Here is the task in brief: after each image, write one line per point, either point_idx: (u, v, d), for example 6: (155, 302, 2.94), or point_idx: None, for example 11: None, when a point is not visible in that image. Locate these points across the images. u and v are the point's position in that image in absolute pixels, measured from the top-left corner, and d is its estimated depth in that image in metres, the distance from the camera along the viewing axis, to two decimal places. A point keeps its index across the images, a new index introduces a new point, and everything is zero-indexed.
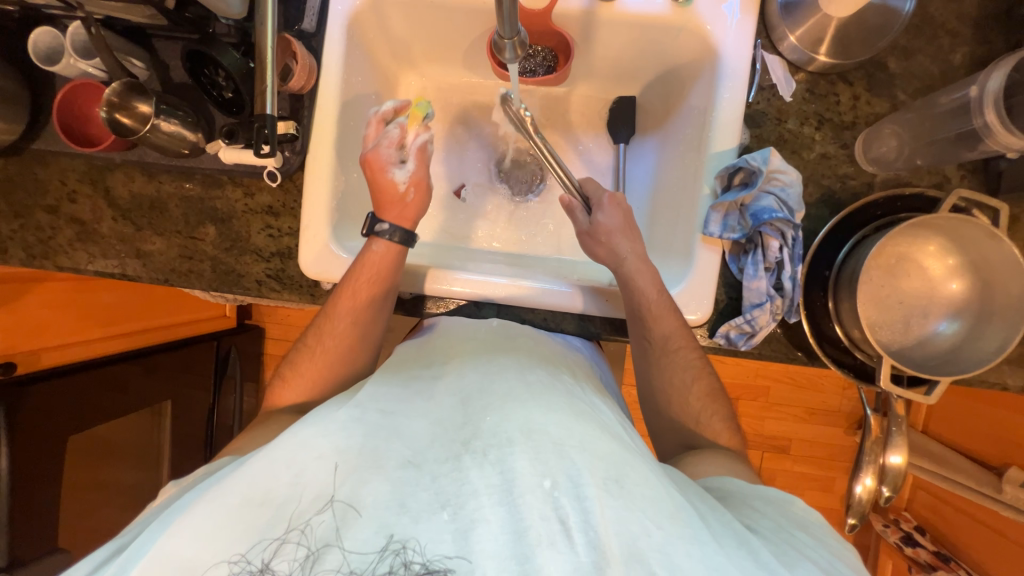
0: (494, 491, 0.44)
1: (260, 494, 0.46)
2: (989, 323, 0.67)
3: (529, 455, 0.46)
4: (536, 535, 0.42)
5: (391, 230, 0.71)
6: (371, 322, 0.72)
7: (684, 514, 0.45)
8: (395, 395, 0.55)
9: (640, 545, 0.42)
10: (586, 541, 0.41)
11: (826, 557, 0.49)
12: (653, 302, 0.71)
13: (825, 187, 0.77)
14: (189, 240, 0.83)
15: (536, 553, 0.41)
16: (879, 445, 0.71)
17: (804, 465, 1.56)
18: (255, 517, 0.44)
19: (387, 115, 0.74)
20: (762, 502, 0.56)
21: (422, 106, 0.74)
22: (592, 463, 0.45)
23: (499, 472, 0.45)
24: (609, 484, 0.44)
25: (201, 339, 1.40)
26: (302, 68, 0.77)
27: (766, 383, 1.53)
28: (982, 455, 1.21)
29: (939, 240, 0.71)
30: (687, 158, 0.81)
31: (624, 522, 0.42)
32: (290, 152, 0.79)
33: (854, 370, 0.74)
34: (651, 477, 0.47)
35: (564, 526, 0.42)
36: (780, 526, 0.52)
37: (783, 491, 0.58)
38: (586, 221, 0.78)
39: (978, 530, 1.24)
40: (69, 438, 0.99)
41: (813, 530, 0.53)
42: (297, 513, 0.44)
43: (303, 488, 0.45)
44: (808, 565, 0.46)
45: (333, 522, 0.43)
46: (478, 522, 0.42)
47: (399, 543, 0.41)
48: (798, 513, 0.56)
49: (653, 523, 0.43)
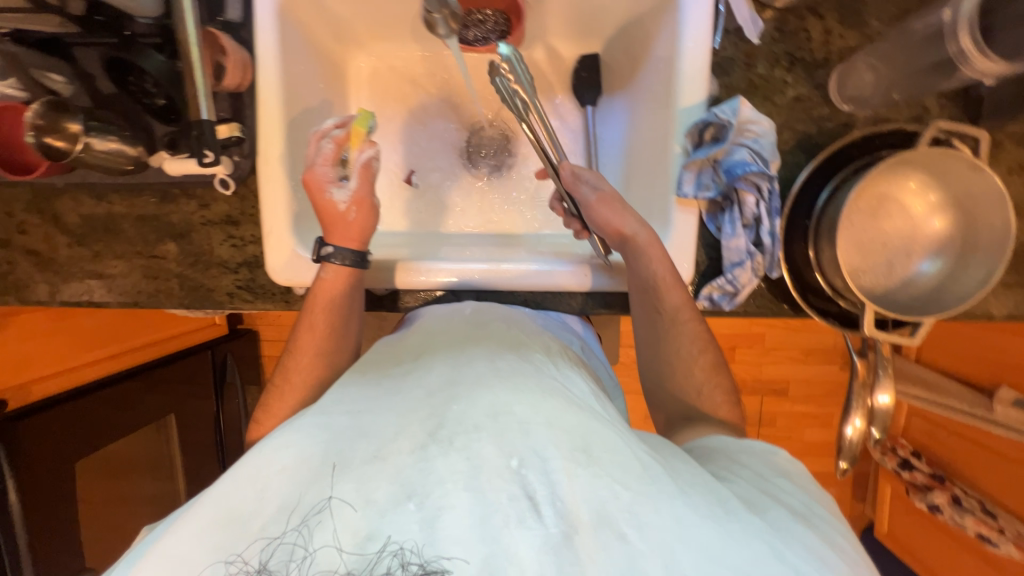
0: (460, 477, 0.37)
1: (225, 509, 0.40)
2: (972, 257, 0.66)
3: (495, 441, 0.38)
4: (503, 518, 0.36)
5: (337, 253, 0.66)
6: (336, 354, 0.67)
7: (653, 472, 0.39)
8: (364, 392, 0.47)
9: (608, 509, 0.36)
10: (553, 512, 0.36)
11: (804, 499, 0.45)
12: (653, 268, 0.67)
13: (801, 132, 0.73)
14: (151, 259, 0.81)
15: (503, 535, 0.35)
16: (867, 389, 0.71)
17: (802, 404, 1.59)
18: (222, 536, 0.39)
19: (328, 131, 0.67)
20: (746, 455, 0.50)
21: (363, 121, 0.67)
22: (557, 437, 0.39)
23: (466, 458, 0.38)
24: (576, 455, 0.38)
25: (195, 349, 1.37)
26: (234, 63, 0.71)
27: (760, 330, 1.54)
28: (972, 378, 1.22)
29: (919, 177, 0.69)
30: (657, 116, 0.77)
31: (591, 490, 0.37)
32: (239, 156, 0.75)
33: (839, 317, 0.72)
34: (619, 442, 0.40)
35: (531, 501, 0.36)
36: (758, 475, 0.47)
37: (767, 442, 0.52)
38: (601, 186, 0.71)
39: (973, 450, 1.27)
40: (76, 462, 1.00)
41: (797, 477, 0.48)
42: (265, 525, 0.38)
43: (270, 497, 0.40)
44: (781, 512, 0.41)
45: (303, 529, 0.37)
46: (446, 509, 0.36)
47: (393, 544, 0.35)
48: (780, 464, 0.49)
49: (622, 485, 0.37)
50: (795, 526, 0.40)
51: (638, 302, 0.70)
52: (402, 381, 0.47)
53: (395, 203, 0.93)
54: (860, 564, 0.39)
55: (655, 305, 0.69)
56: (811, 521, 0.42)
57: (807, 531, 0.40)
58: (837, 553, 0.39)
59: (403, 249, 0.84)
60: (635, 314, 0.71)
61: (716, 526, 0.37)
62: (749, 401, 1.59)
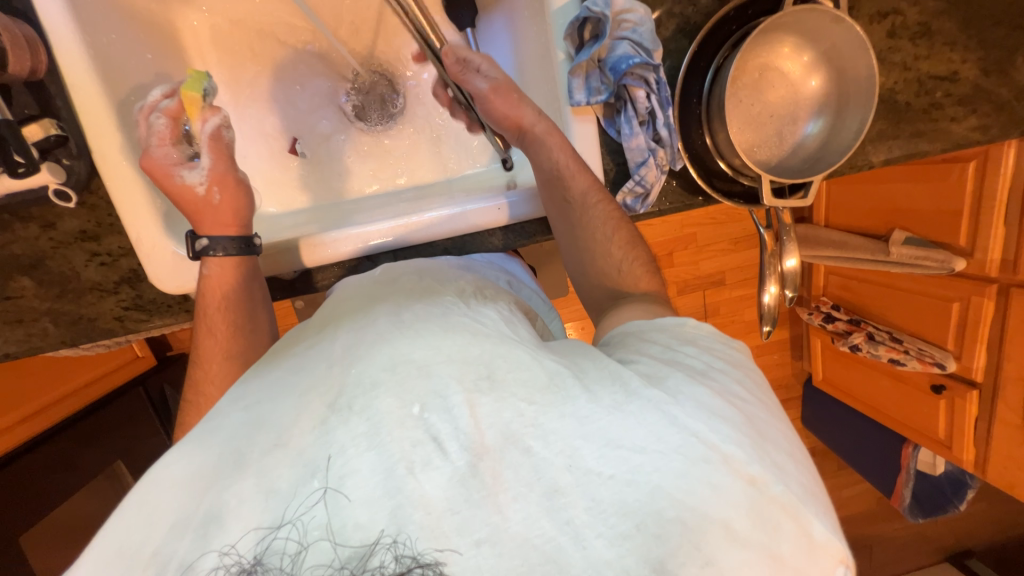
0: (362, 439, 0.36)
1: (118, 544, 0.35)
2: (846, 110, 0.70)
3: (394, 393, 0.37)
4: (408, 465, 0.35)
5: (214, 244, 0.62)
6: (249, 351, 0.61)
7: (557, 380, 0.39)
8: (269, 380, 0.43)
9: (515, 428, 0.37)
10: (459, 446, 0.36)
11: (705, 359, 0.46)
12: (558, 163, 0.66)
13: (679, 15, 0.71)
14: (6, 301, 0.69)
15: (409, 483, 0.34)
16: (776, 256, 0.76)
17: (738, 289, 1.72)
18: (109, 571, 0.34)
19: (156, 104, 0.61)
20: (656, 333, 0.50)
21: (195, 83, 0.62)
22: (458, 371, 0.38)
23: (366, 418, 0.36)
24: (479, 383, 0.38)
25: (124, 389, 1.22)
26: (16, 43, 0.58)
27: (690, 230, 1.61)
28: (870, 229, 1.36)
29: (792, 40, 0.70)
30: (535, 24, 0.72)
31: (495, 414, 0.37)
32: (69, 158, 0.64)
33: (744, 196, 0.74)
34: (525, 358, 0.40)
35: (435, 441, 0.36)
36: (665, 347, 0.48)
37: (676, 316, 0.52)
38: (491, 76, 0.68)
39: (880, 291, 1.44)
40: (20, 538, 0.94)
41: (703, 342, 0.49)
42: (157, 547, 0.34)
43: (161, 517, 0.36)
44: (679, 376, 0.43)
45: (196, 541, 0.34)
46: (349, 474, 0.34)
47: (387, 537, 0.33)
48: (687, 333, 0.50)
49: (526, 401, 0.38)
50: (689, 386, 0.42)
51: (547, 196, 0.68)
52: (308, 358, 0.44)
53: (284, 178, 0.83)
54: (749, 404, 0.43)
55: (563, 197, 0.66)
56: (708, 375, 0.44)
57: (700, 387, 0.42)
58: (726, 401, 0.42)
59: (307, 225, 0.77)
60: (553, 221, 0.69)
61: (615, 412, 0.38)
62: (692, 297, 1.70)
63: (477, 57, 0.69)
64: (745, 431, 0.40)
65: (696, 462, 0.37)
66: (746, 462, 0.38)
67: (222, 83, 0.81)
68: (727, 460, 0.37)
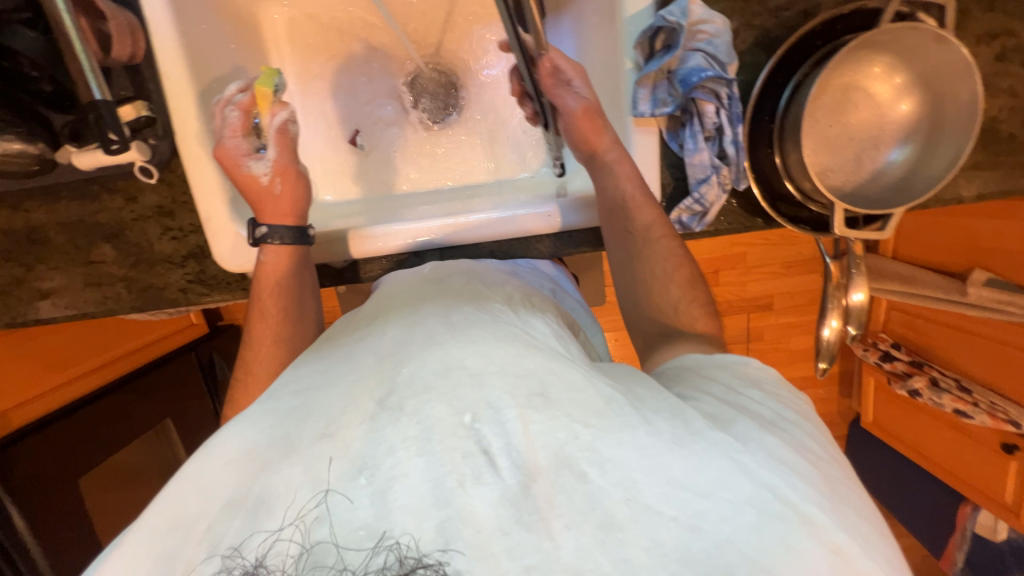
0: (413, 442, 0.36)
1: (173, 517, 0.37)
2: (940, 139, 0.64)
3: (446, 400, 0.37)
4: (457, 477, 0.35)
5: (272, 232, 0.65)
6: (296, 336, 0.63)
7: (614, 405, 0.38)
8: (316, 370, 0.45)
9: (568, 450, 0.36)
10: (510, 463, 0.35)
11: (772, 406, 0.45)
12: (621, 185, 0.65)
13: (758, 27, 0.68)
14: (89, 265, 0.75)
15: (458, 495, 0.34)
16: (841, 289, 0.71)
17: (787, 315, 1.62)
18: (166, 541, 0.36)
19: (232, 97, 0.65)
20: (716, 370, 0.49)
21: (267, 79, 0.64)
22: (512, 385, 0.38)
23: (417, 422, 0.37)
24: (532, 400, 0.37)
25: (177, 353, 1.31)
26: (119, 29, 0.63)
27: (741, 250, 1.54)
28: (948, 266, 1.24)
29: (885, 59, 0.65)
30: (604, 31, 0.70)
31: (549, 434, 0.36)
32: (154, 139, 0.69)
33: (812, 222, 0.70)
34: (579, 379, 0.39)
35: (486, 455, 0.36)
36: (727, 388, 0.46)
37: (738, 354, 0.51)
38: (583, 95, 0.65)
39: (951, 334, 1.31)
40: (78, 480, 1.00)
41: (768, 386, 0.47)
42: (209, 526, 0.36)
43: (215, 493, 0.38)
44: (747, 423, 0.41)
45: (247, 523, 0.35)
46: (398, 478, 0.35)
47: (391, 539, 0.33)
48: (752, 374, 0.49)
49: (582, 423, 0.37)
50: (761, 435, 0.40)
51: (608, 223, 0.67)
52: (356, 348, 0.45)
53: (342, 169, 0.86)
54: (826, 463, 0.41)
55: (625, 226, 0.65)
56: (777, 425, 0.42)
57: (771, 437, 0.40)
58: (802, 455, 0.40)
59: (360, 216, 0.79)
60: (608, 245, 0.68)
61: (676, 450, 0.37)
62: (735, 320, 1.62)
63: (568, 65, 0.65)
64: (823, 492, 0.38)
65: (770, 517, 0.35)
66: (826, 526, 0.35)
67: (294, 73, 0.85)
68: (806, 520, 0.35)
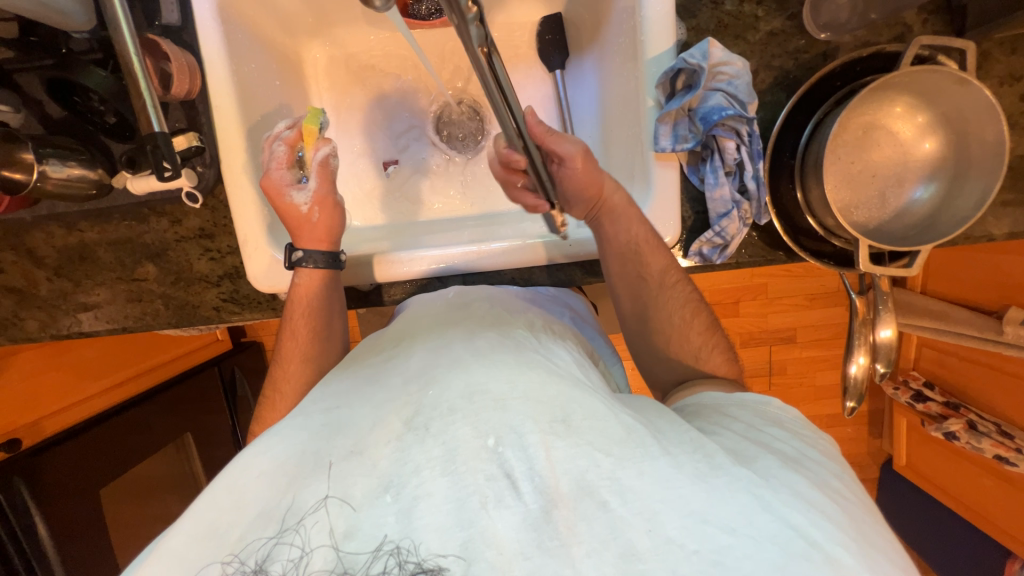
0: (437, 463, 0.37)
1: (207, 526, 0.39)
2: (966, 178, 0.63)
3: (470, 421, 0.38)
4: (481, 499, 0.35)
5: (308, 257, 0.68)
6: (323, 355, 0.68)
7: (635, 434, 0.39)
8: (344, 390, 0.46)
9: (589, 477, 0.36)
10: (533, 488, 0.36)
11: (795, 445, 0.44)
12: (631, 230, 0.67)
13: (778, 69, 0.70)
14: (132, 282, 0.80)
15: (482, 517, 0.35)
16: (868, 325, 0.70)
17: (811, 349, 1.58)
18: (198, 551, 0.37)
19: (279, 134, 0.70)
20: (735, 408, 0.49)
21: (313, 118, 0.70)
22: (534, 411, 0.39)
23: (442, 443, 0.38)
24: (554, 426, 0.38)
25: (202, 368, 1.35)
26: (180, 68, 0.69)
27: (761, 281, 1.51)
28: (982, 303, 1.20)
29: (906, 99, 0.66)
30: (626, 71, 0.73)
31: (570, 460, 0.37)
32: (202, 167, 0.74)
33: (834, 257, 0.70)
34: (602, 409, 0.40)
35: (509, 478, 0.36)
36: (748, 426, 0.46)
37: (758, 393, 0.51)
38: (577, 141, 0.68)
39: (987, 374, 1.25)
40: (100, 492, 1.03)
41: (790, 425, 0.47)
42: (242, 536, 0.37)
43: (246, 506, 0.39)
44: (770, 459, 0.41)
45: (279, 536, 0.36)
46: (423, 497, 0.36)
47: (390, 543, 0.34)
48: (772, 413, 0.49)
49: (603, 451, 0.37)
50: (785, 472, 0.40)
51: (617, 269, 0.69)
52: (383, 371, 0.47)
53: (370, 197, 0.90)
54: (852, 503, 0.40)
55: (639, 273, 0.68)
56: (801, 463, 0.42)
57: (798, 476, 0.40)
58: (826, 493, 0.39)
59: (385, 242, 0.82)
60: (616, 289, 0.70)
61: (699, 483, 0.36)
62: (757, 352, 1.58)
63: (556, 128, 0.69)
64: (849, 531, 0.36)
65: (794, 556, 0.33)
66: (854, 569, 0.34)
67: (330, 107, 0.90)
68: (832, 561, 0.34)
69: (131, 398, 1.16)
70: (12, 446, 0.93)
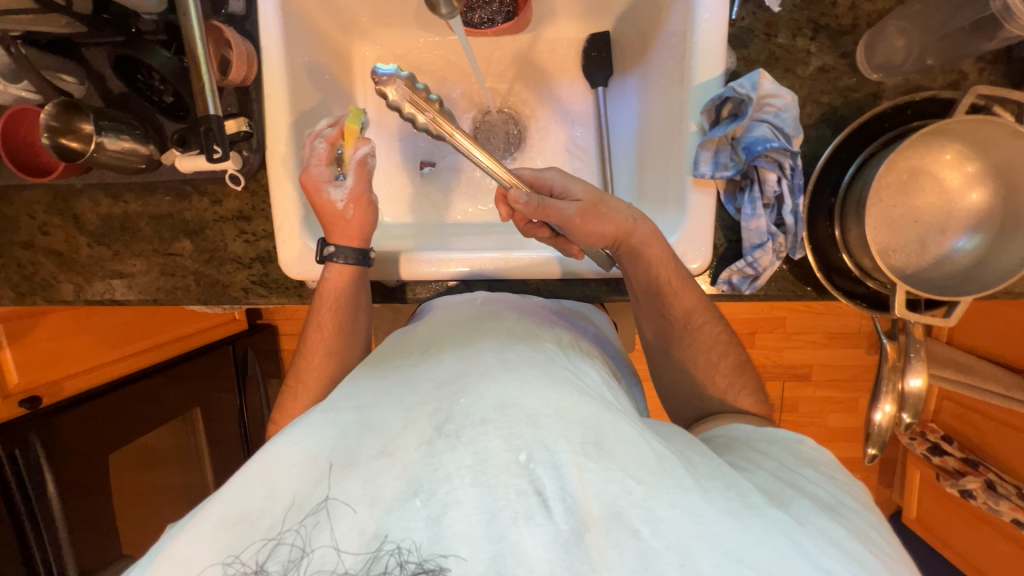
0: (468, 472, 0.37)
1: (238, 510, 0.39)
2: (1013, 233, 0.62)
3: (502, 435, 0.39)
4: (511, 514, 0.36)
5: (339, 252, 0.70)
6: (347, 349, 0.69)
7: (667, 465, 0.39)
8: (373, 388, 0.47)
9: (620, 504, 0.36)
10: (564, 509, 0.36)
11: (831, 490, 0.44)
12: (654, 270, 0.65)
13: (825, 105, 0.70)
14: (168, 256, 0.82)
15: (512, 532, 0.35)
16: (897, 371, 0.67)
17: (826, 389, 1.55)
18: (230, 535, 0.38)
19: (320, 131, 0.71)
20: (767, 444, 0.50)
21: (355, 118, 0.71)
22: (567, 430, 0.39)
23: (473, 453, 0.38)
24: (586, 449, 0.38)
25: (217, 346, 1.38)
26: (240, 56, 0.72)
27: (781, 314, 1.49)
28: (1011, 359, 1.16)
29: (956, 147, 0.65)
30: (671, 95, 0.74)
31: (602, 484, 0.36)
32: (248, 151, 0.76)
33: (867, 299, 0.70)
34: (633, 434, 0.40)
35: (540, 496, 0.36)
36: (783, 465, 0.46)
37: (790, 431, 0.52)
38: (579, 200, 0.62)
39: (1010, 435, 1.21)
40: (109, 455, 1.04)
41: (825, 468, 0.47)
42: (274, 524, 0.38)
43: (277, 495, 0.39)
44: (805, 503, 0.41)
45: (309, 529, 0.37)
46: (453, 505, 0.36)
47: (391, 543, 0.35)
48: (805, 453, 0.49)
49: (635, 479, 0.37)
50: (820, 518, 0.39)
51: (644, 302, 0.68)
52: (411, 375, 0.48)
53: (401, 195, 0.91)
54: (889, 555, 0.38)
55: (664, 311, 0.68)
56: (839, 511, 0.41)
57: (833, 522, 0.39)
58: (868, 546, 0.38)
59: (411, 241, 0.83)
60: (641, 318, 0.71)
61: (733, 521, 0.36)
62: (771, 386, 1.55)
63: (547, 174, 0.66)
64: None
65: None
66: None
67: (373, 104, 0.91)
68: None
69: (147, 367, 1.19)
70: (32, 403, 0.96)
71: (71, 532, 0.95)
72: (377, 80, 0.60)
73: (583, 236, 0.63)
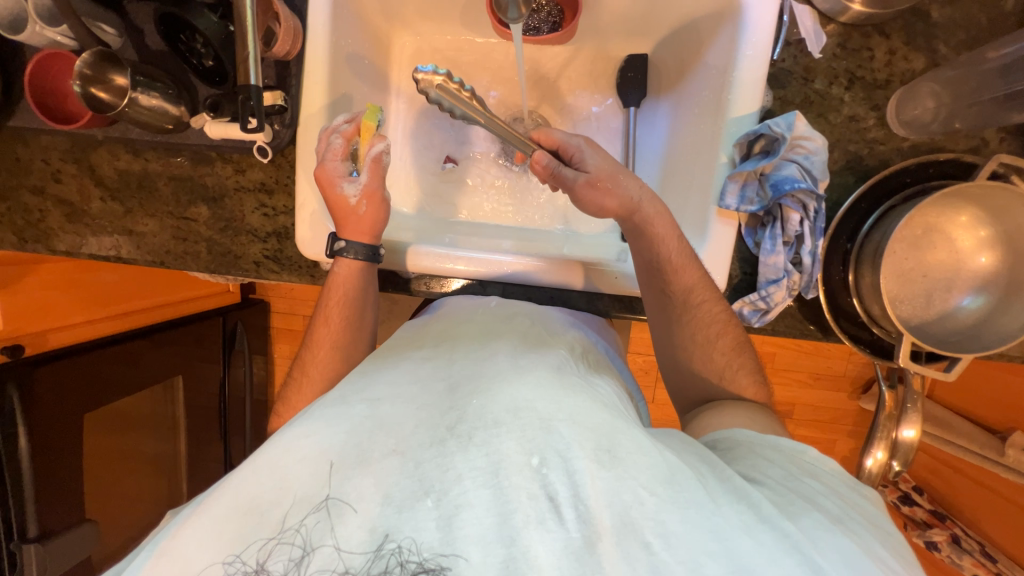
0: (479, 474, 0.37)
1: (244, 503, 0.39)
2: (1016, 298, 0.64)
3: (516, 437, 0.39)
4: (522, 518, 0.36)
5: (349, 248, 0.69)
6: (352, 345, 0.70)
7: (678, 475, 0.39)
8: (391, 380, 0.47)
9: (633, 515, 0.36)
10: (576, 516, 0.36)
11: (836, 501, 0.44)
12: (660, 249, 0.66)
13: (852, 153, 0.72)
14: (182, 220, 0.81)
15: (523, 535, 0.35)
16: (892, 420, 0.69)
17: (807, 429, 1.58)
18: (238, 524, 0.38)
19: (337, 127, 0.70)
20: (771, 451, 0.51)
21: (372, 115, 0.70)
22: (580, 436, 0.39)
23: (485, 454, 0.38)
24: (599, 456, 0.38)
25: (208, 316, 1.35)
26: (286, 31, 0.72)
27: (772, 350, 1.51)
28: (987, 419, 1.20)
29: (971, 210, 0.67)
30: (703, 125, 0.75)
31: (614, 493, 0.37)
32: (279, 126, 0.75)
33: (871, 345, 0.71)
34: (646, 443, 0.41)
35: (552, 501, 0.37)
36: (787, 473, 0.47)
37: (795, 440, 0.52)
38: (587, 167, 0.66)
39: (979, 492, 1.24)
40: (86, 413, 1.01)
41: (827, 478, 0.47)
42: (283, 516, 0.38)
43: (284, 487, 0.39)
44: (815, 517, 0.41)
45: (320, 522, 0.37)
46: (464, 506, 0.36)
47: (392, 543, 0.35)
48: (808, 462, 0.49)
49: (647, 490, 0.37)
50: (833, 534, 0.40)
51: (644, 278, 0.69)
52: (429, 371, 0.48)
53: (421, 188, 0.91)
54: None
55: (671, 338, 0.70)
56: (847, 523, 0.42)
57: (845, 537, 0.40)
58: (877, 562, 0.38)
59: (427, 235, 0.83)
60: (648, 304, 0.71)
61: (748, 537, 0.37)
62: None
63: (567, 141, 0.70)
64: None
65: None
66: None
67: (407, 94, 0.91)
68: None
69: (132, 329, 1.15)
70: (14, 351, 0.92)
71: (37, 489, 0.91)
72: (417, 76, 0.68)
73: (585, 205, 0.67)
